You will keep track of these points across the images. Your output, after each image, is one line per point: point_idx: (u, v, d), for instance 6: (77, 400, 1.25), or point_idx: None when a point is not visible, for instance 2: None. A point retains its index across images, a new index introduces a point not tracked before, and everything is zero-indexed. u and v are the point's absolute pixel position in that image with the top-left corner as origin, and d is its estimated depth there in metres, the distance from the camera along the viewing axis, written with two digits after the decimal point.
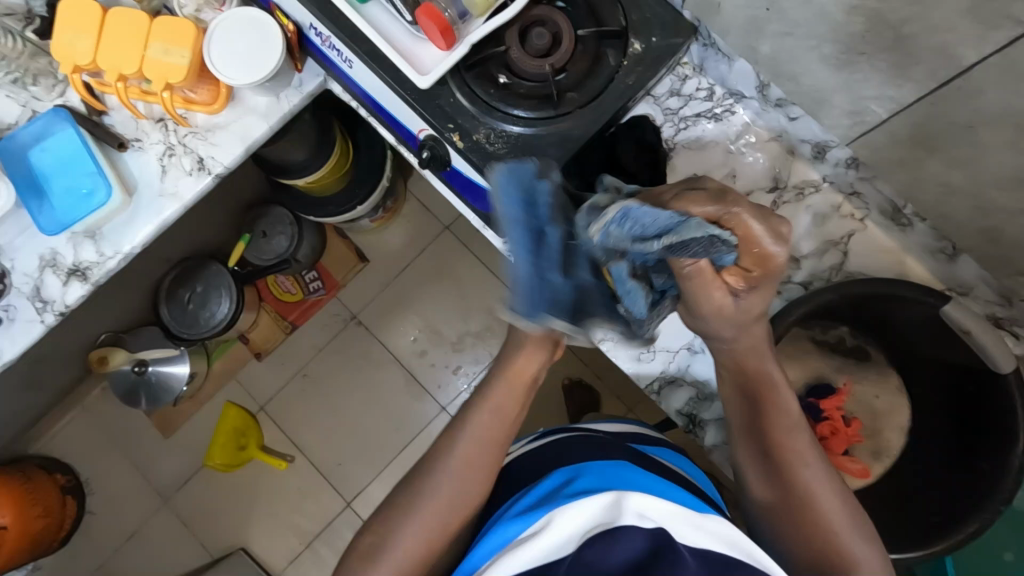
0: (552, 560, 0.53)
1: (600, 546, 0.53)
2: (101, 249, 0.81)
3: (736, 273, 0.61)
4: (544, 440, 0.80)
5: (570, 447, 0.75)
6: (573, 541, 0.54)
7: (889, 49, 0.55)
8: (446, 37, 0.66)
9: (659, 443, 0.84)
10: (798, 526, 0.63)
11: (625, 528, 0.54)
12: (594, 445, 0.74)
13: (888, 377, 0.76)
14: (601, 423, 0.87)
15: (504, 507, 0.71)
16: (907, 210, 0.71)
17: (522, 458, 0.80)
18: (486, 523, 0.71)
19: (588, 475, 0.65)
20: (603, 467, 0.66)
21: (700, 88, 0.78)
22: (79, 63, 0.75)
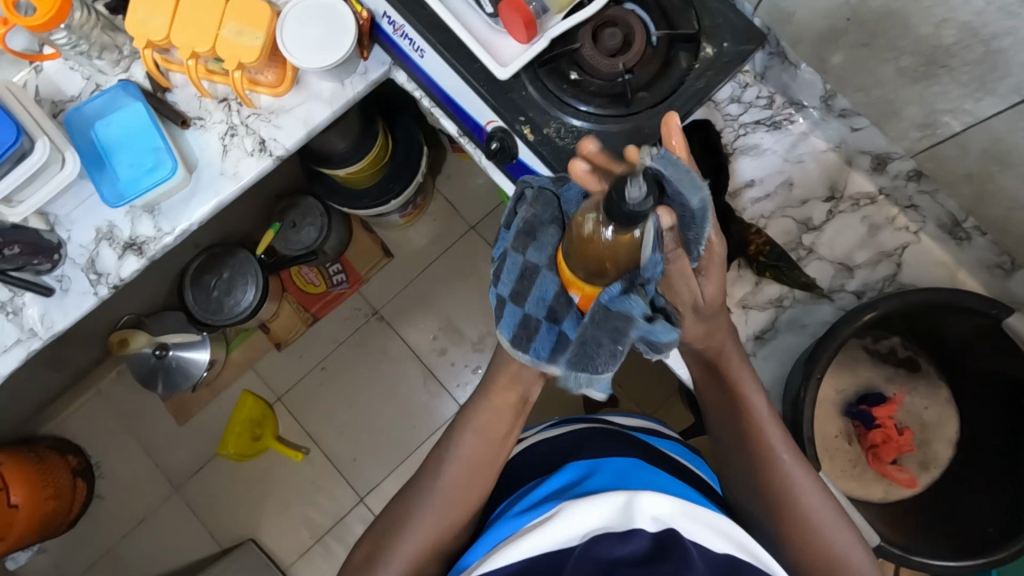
0: (561, 551, 0.54)
1: (610, 541, 0.53)
2: (159, 224, 0.81)
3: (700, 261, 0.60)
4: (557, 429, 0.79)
5: (584, 443, 0.73)
6: (580, 536, 0.54)
7: (975, 63, 0.57)
8: (529, 31, 0.67)
9: (671, 437, 0.80)
10: (785, 526, 0.65)
11: (632, 529, 0.54)
12: (614, 441, 0.73)
13: (937, 390, 0.77)
14: (613, 414, 0.85)
15: (507, 502, 0.71)
16: (966, 223, 0.73)
17: (540, 445, 0.78)
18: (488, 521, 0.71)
19: (599, 474, 0.65)
20: (616, 466, 0.66)
21: (760, 96, 0.80)
22: (152, 39, 0.76)
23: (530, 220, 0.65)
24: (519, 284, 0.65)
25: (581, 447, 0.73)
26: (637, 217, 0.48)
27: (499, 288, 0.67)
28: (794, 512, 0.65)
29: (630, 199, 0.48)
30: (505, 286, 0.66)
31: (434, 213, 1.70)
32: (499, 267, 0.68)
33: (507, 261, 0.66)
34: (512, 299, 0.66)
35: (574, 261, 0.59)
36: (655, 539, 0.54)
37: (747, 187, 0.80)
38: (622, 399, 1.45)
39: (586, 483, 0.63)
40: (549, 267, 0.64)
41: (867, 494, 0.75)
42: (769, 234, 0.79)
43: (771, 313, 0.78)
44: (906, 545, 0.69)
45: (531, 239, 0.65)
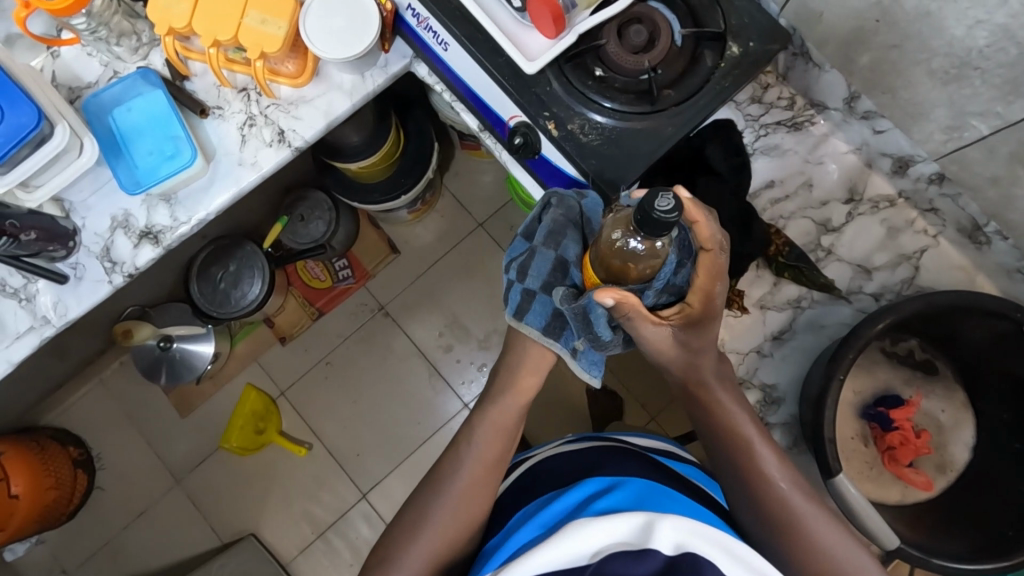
0: (574, 567, 0.54)
1: (623, 561, 0.54)
2: (175, 214, 0.81)
3: (676, 311, 0.63)
4: (566, 452, 0.78)
5: (598, 461, 0.73)
6: (591, 556, 0.54)
7: (1007, 66, 0.56)
8: (558, 25, 0.66)
9: (685, 460, 0.81)
10: (788, 543, 0.63)
11: (647, 552, 0.54)
12: (627, 460, 0.73)
13: (953, 393, 0.77)
14: (631, 436, 0.86)
15: (524, 514, 0.70)
16: (988, 227, 0.72)
17: (557, 456, 0.78)
18: (504, 533, 0.70)
19: (618, 493, 0.63)
20: (633, 486, 0.65)
21: (781, 97, 0.81)
22: (174, 27, 0.75)
23: (558, 224, 0.71)
24: (550, 275, 0.71)
25: (591, 464, 0.73)
26: (661, 227, 0.50)
27: (527, 281, 0.71)
28: (808, 536, 0.63)
29: (658, 209, 0.49)
30: (534, 280, 0.71)
31: (442, 210, 1.70)
32: (525, 263, 0.72)
33: (538, 255, 0.71)
34: (542, 292, 0.71)
35: (600, 264, 0.63)
36: (670, 563, 0.54)
37: (766, 187, 0.81)
38: (629, 400, 1.45)
39: (600, 502, 0.62)
40: (577, 265, 0.71)
41: (882, 495, 0.75)
42: (789, 235, 0.80)
43: (789, 314, 0.79)
44: (923, 546, 0.69)
45: (560, 236, 0.71)
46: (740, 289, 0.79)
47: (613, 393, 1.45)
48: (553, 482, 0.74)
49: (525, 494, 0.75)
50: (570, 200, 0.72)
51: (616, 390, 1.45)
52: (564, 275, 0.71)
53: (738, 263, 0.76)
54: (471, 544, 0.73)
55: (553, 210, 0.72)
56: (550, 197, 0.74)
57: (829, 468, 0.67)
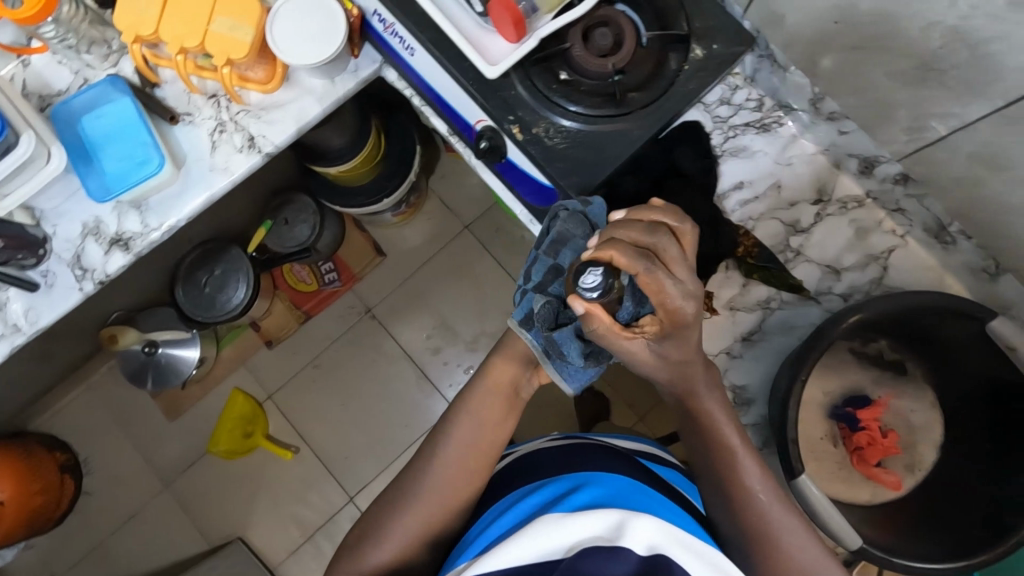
0: (548, 561, 0.54)
1: (597, 557, 0.53)
2: (146, 220, 0.81)
3: (651, 323, 0.60)
4: (550, 444, 0.78)
5: (578, 455, 0.73)
6: (567, 550, 0.55)
7: (963, 67, 0.55)
8: (518, 29, 0.66)
9: (669, 464, 0.81)
10: (752, 545, 0.65)
11: (622, 550, 0.54)
12: (608, 457, 0.73)
13: (925, 394, 0.76)
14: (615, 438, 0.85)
15: (501, 506, 0.70)
16: (952, 227, 0.73)
17: (540, 452, 0.78)
18: (478, 523, 0.70)
19: (596, 486, 0.63)
20: (612, 483, 0.65)
21: (750, 99, 0.79)
22: (141, 33, 0.75)
23: (561, 232, 0.68)
24: (545, 279, 0.70)
25: (574, 458, 0.72)
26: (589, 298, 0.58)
27: (524, 282, 0.72)
28: (767, 536, 0.64)
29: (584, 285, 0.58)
30: (531, 281, 0.71)
31: (429, 211, 1.70)
32: (527, 268, 0.72)
33: (537, 260, 0.71)
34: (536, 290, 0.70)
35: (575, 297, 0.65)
36: (644, 563, 0.54)
37: (736, 189, 0.80)
38: (617, 400, 1.45)
39: (578, 494, 0.62)
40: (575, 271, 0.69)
41: (852, 496, 0.75)
42: (758, 236, 0.79)
43: (759, 315, 0.79)
44: (889, 547, 0.69)
45: (562, 243, 0.68)
46: (710, 290, 0.78)
47: (600, 393, 1.45)
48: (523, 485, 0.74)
49: (495, 498, 0.75)
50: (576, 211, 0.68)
51: (603, 391, 1.45)
52: (557, 282, 0.69)
53: (706, 264, 0.75)
54: (440, 545, 0.74)
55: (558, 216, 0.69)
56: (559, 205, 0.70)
57: (792, 469, 0.67)
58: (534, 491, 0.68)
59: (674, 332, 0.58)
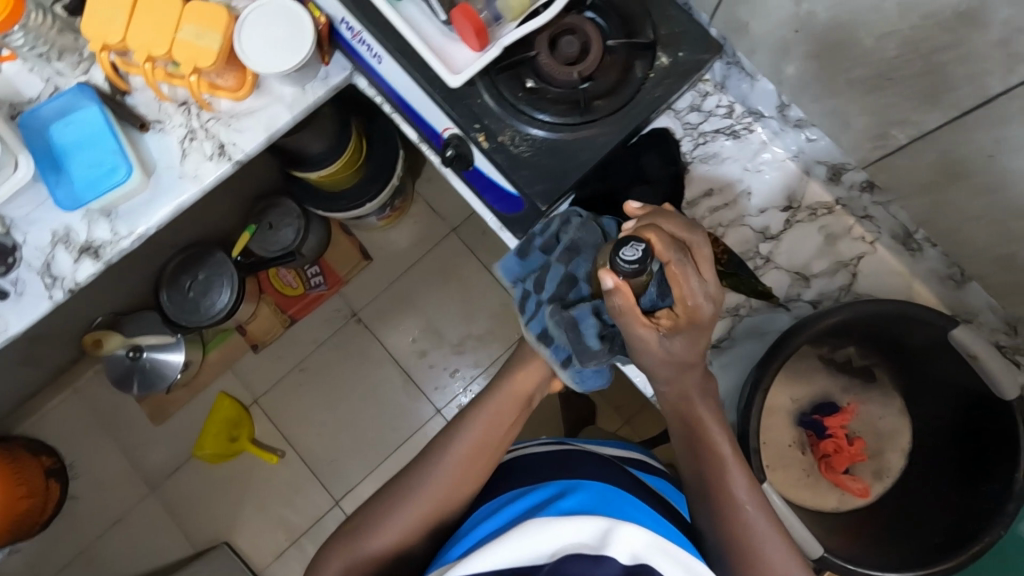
0: (531, 565, 0.54)
1: (580, 564, 0.53)
2: (116, 228, 0.81)
3: (667, 316, 0.61)
4: (540, 450, 0.78)
5: (568, 460, 0.72)
6: (552, 555, 0.54)
7: (918, 76, 0.55)
8: (481, 38, 0.65)
9: (657, 473, 0.81)
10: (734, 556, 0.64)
11: (606, 558, 0.54)
12: (597, 462, 0.72)
13: (892, 399, 0.77)
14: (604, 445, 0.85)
15: (490, 507, 0.70)
16: (918, 235, 0.73)
17: (530, 457, 0.77)
18: (467, 522, 0.71)
19: (584, 493, 0.63)
20: (601, 489, 0.65)
21: (720, 105, 0.80)
22: (109, 42, 0.75)
23: (575, 240, 0.69)
24: (562, 288, 0.68)
25: (563, 463, 0.72)
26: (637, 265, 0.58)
27: (540, 293, 0.69)
28: (744, 545, 0.64)
29: (623, 258, 0.55)
30: (546, 291, 0.69)
31: (415, 214, 1.70)
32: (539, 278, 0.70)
33: (552, 269, 0.69)
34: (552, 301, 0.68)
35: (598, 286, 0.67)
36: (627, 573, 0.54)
37: (706, 196, 0.80)
38: (602, 404, 1.45)
39: (567, 500, 0.61)
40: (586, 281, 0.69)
41: (819, 503, 0.75)
42: (727, 243, 0.79)
43: (728, 322, 0.79)
44: (851, 557, 0.68)
45: (576, 251, 0.69)
46: None
47: (585, 396, 1.45)
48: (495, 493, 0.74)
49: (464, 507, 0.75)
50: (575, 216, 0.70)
51: (588, 394, 1.45)
52: (573, 289, 0.68)
53: None
54: (409, 556, 0.73)
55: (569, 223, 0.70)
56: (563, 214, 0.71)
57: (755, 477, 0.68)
58: (520, 498, 0.67)
59: (690, 328, 0.60)
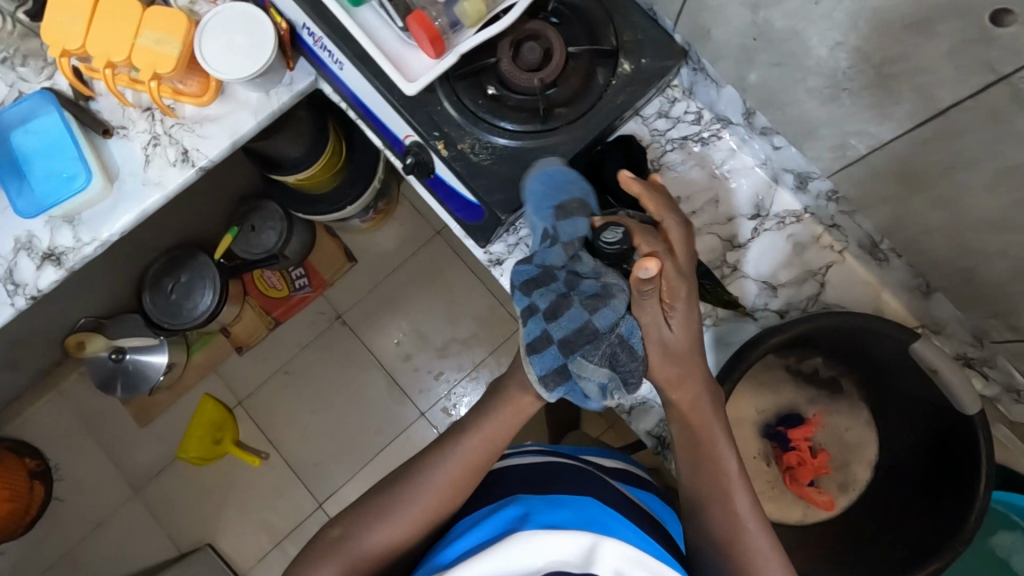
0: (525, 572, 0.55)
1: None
2: (79, 235, 0.80)
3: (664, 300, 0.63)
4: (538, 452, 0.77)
5: (560, 474, 0.71)
6: (536, 570, 0.55)
7: (871, 86, 0.54)
8: (436, 46, 0.64)
9: (645, 487, 0.80)
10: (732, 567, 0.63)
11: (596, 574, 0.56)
12: (590, 480, 0.71)
13: (858, 411, 0.76)
14: (591, 454, 0.83)
15: (475, 517, 0.68)
16: (884, 244, 0.72)
17: (517, 466, 0.75)
18: (449, 528, 0.69)
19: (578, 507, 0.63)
20: (592, 506, 0.65)
21: (688, 112, 0.79)
22: (68, 47, 0.75)
23: (608, 289, 0.62)
24: (578, 336, 0.61)
25: (558, 474, 0.71)
26: (613, 255, 0.63)
27: (552, 327, 0.61)
28: (734, 561, 0.63)
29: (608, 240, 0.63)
30: (558, 329, 0.61)
31: (400, 217, 1.69)
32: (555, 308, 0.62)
33: (573, 306, 0.61)
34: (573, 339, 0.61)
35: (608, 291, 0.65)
36: None
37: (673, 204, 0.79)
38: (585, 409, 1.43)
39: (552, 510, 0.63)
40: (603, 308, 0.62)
41: (784, 515, 0.74)
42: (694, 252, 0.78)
43: None
44: None
45: (606, 302, 0.61)
46: None
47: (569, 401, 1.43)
48: (464, 510, 0.73)
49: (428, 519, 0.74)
50: (581, 204, 0.66)
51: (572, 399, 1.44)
52: (587, 341, 0.60)
53: None
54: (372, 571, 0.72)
55: (602, 272, 0.63)
56: (580, 248, 0.64)
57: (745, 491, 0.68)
58: (501, 506, 0.66)
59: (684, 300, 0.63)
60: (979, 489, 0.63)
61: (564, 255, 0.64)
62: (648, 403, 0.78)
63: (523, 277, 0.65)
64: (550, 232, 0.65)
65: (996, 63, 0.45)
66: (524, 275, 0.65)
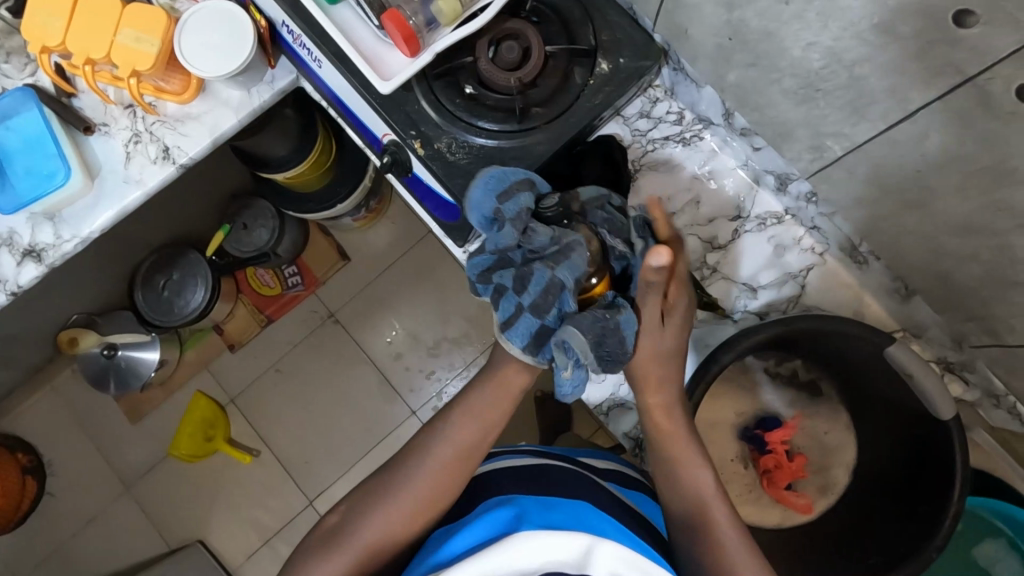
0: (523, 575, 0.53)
1: None
2: (59, 232, 0.80)
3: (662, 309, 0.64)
4: (521, 454, 0.72)
5: (552, 473, 0.67)
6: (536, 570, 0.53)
7: (844, 88, 0.54)
8: (410, 45, 0.64)
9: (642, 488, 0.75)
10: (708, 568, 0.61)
11: None
12: (583, 479, 0.68)
13: (838, 415, 0.76)
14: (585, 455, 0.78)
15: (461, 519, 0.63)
16: (862, 248, 0.71)
17: (507, 467, 0.69)
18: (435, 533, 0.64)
19: (571, 507, 0.61)
20: (585, 507, 0.62)
21: (670, 112, 0.78)
22: (48, 45, 0.75)
23: (566, 247, 0.59)
24: (545, 297, 0.57)
25: (543, 475, 0.67)
26: (553, 218, 0.63)
27: (523, 297, 0.58)
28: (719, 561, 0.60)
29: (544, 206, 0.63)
30: (529, 296, 0.57)
31: (393, 216, 1.67)
32: (523, 275, 0.59)
33: (535, 272, 0.58)
34: (533, 310, 0.57)
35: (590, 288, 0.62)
36: None
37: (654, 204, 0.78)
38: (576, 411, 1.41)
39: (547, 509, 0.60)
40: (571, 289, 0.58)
41: (762, 518, 0.74)
42: None
43: None
44: None
45: (565, 257, 0.59)
46: None
47: None
48: None
49: None
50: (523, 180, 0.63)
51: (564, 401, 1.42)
52: (556, 300, 0.57)
53: None
54: None
55: (560, 235, 0.60)
56: (528, 219, 0.61)
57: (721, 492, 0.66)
58: (489, 505, 0.62)
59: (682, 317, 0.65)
60: (955, 493, 0.62)
61: (514, 234, 0.60)
62: (627, 404, 0.79)
63: (479, 268, 0.62)
64: (495, 215, 0.62)
65: (962, 66, 0.44)
66: (480, 264, 0.62)
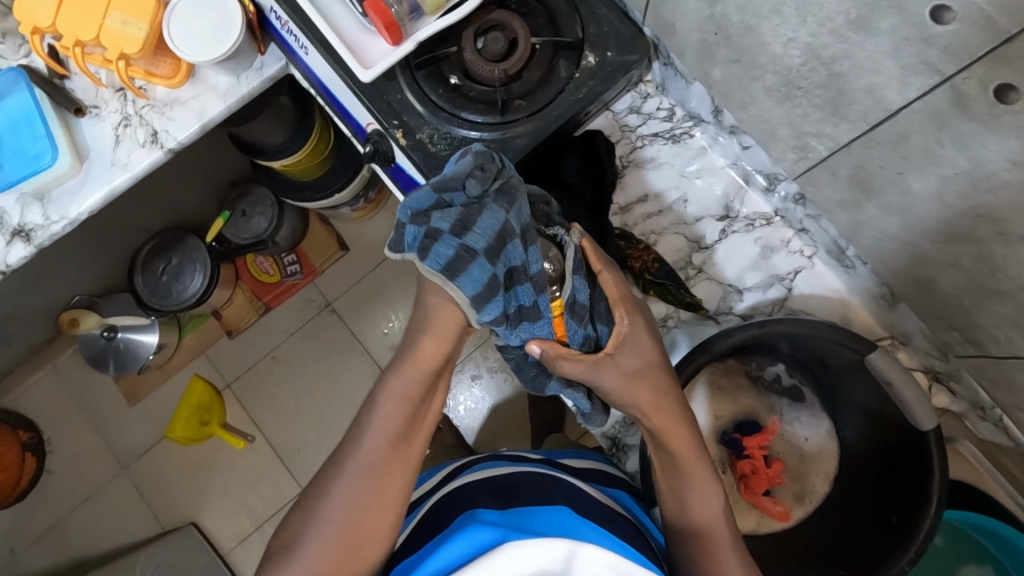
0: None
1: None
2: (47, 212, 0.81)
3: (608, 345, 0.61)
4: (498, 460, 0.72)
5: (524, 482, 0.66)
6: None
7: (823, 86, 0.53)
8: (391, 33, 0.64)
9: (622, 486, 0.74)
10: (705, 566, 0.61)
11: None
12: (559, 486, 0.66)
13: (820, 420, 0.75)
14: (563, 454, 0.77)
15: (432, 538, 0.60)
16: (850, 252, 0.69)
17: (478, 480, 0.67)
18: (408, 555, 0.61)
19: (546, 513, 0.60)
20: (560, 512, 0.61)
21: (661, 108, 0.77)
22: (39, 25, 0.76)
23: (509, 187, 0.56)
24: (497, 240, 0.53)
25: (516, 484, 0.66)
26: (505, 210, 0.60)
27: (469, 237, 0.52)
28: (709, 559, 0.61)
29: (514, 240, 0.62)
30: (475, 238, 0.52)
31: (392, 206, 1.65)
32: (468, 216, 0.53)
33: (485, 214, 0.54)
34: (486, 253, 0.52)
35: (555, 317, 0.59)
36: None
37: (641, 202, 0.78)
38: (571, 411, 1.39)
39: (526, 519, 0.59)
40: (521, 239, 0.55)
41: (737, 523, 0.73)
42: (658, 252, 0.76)
43: None
44: None
45: (512, 201, 0.56)
46: None
47: None
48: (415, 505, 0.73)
49: None
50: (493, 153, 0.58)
51: None
52: (506, 245, 0.53)
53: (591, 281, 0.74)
54: None
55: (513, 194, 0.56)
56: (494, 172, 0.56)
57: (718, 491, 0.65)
58: (462, 517, 0.60)
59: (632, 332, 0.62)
60: (928, 512, 0.61)
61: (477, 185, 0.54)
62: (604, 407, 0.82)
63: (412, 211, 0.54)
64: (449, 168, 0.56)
65: (936, 63, 0.43)
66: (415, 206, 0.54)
